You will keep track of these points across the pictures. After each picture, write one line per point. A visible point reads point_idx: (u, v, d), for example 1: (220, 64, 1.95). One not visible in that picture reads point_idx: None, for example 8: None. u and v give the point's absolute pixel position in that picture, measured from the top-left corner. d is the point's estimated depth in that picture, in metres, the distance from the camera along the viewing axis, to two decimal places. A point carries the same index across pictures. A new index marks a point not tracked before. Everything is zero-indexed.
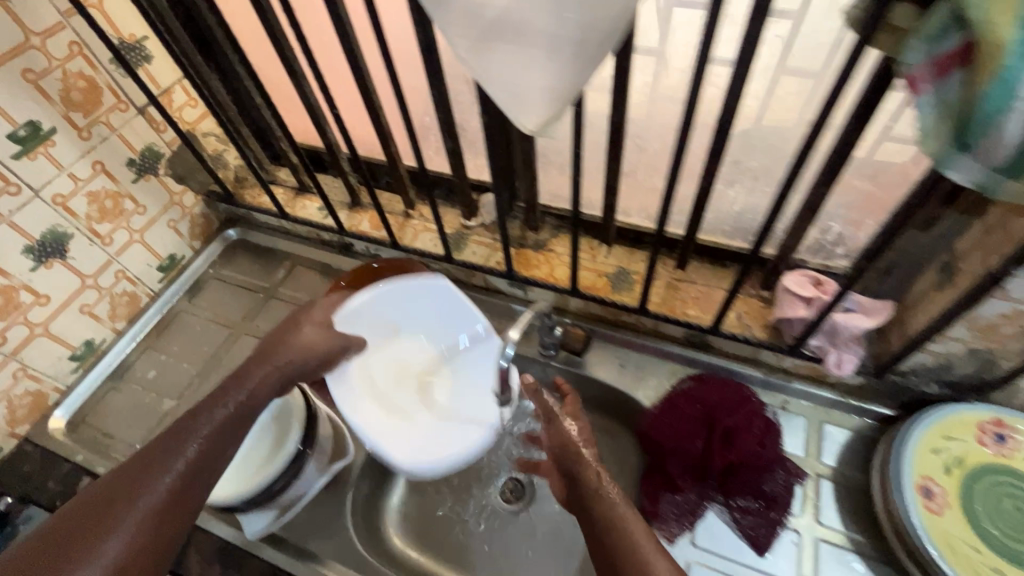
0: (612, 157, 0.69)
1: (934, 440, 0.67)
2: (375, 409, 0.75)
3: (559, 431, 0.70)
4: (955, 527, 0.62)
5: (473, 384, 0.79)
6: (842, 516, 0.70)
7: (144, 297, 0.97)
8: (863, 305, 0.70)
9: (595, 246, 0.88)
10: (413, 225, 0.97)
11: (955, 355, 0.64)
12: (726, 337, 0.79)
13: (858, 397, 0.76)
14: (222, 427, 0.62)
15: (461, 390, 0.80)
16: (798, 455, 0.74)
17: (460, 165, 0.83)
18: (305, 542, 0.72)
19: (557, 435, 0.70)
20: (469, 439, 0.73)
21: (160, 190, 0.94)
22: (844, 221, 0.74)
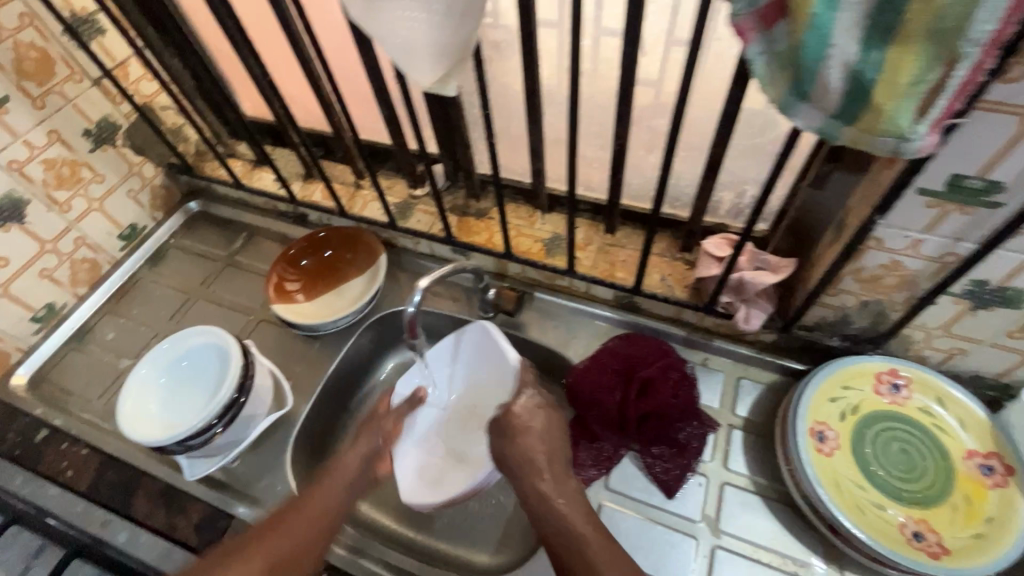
0: (532, 122, 0.72)
1: (833, 389, 0.71)
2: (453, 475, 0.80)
3: (514, 415, 0.68)
4: (843, 468, 0.67)
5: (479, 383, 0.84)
6: (748, 462, 0.74)
7: (106, 264, 1.02)
8: (771, 264, 0.74)
9: (532, 213, 0.92)
10: (363, 195, 1.01)
11: (849, 308, 0.68)
12: (649, 297, 0.82)
13: (772, 354, 0.80)
14: (349, 489, 0.68)
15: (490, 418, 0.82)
16: (712, 407, 0.79)
17: (399, 134, 0.87)
18: (246, 487, 0.77)
19: (512, 418, 0.68)
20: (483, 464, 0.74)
21: (118, 160, 0.98)
22: (757, 185, 0.77)
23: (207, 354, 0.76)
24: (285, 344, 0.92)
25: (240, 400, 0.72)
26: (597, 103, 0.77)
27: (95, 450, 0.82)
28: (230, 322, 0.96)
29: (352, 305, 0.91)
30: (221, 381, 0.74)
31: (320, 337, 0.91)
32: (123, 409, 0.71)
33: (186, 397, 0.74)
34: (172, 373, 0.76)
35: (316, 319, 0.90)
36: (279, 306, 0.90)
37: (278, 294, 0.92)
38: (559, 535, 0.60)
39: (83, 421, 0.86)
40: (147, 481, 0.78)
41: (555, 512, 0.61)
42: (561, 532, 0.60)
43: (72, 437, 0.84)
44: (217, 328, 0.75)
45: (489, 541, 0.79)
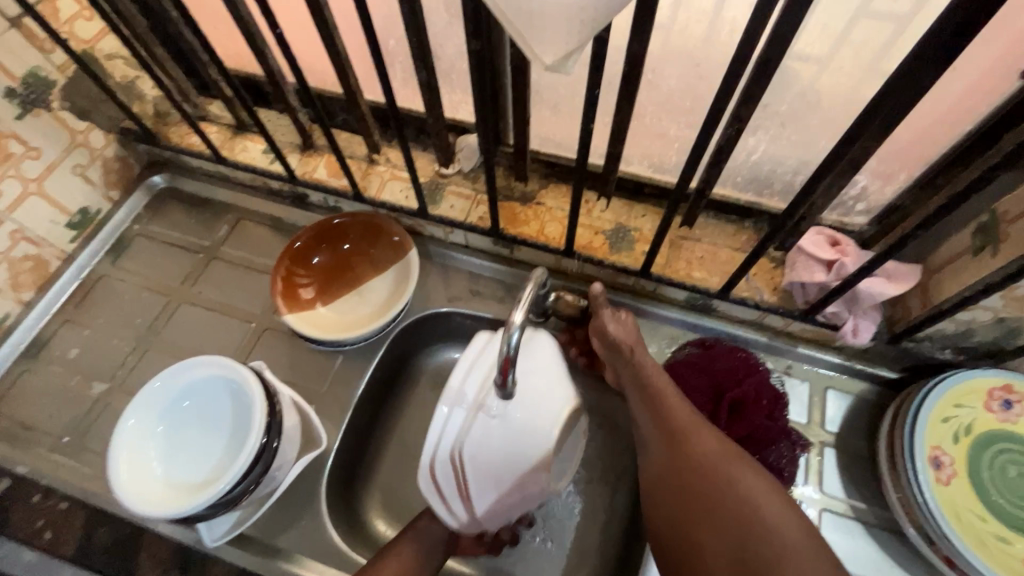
0: (624, 98, 0.57)
1: (945, 408, 0.64)
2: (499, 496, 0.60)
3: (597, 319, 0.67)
4: (963, 497, 0.61)
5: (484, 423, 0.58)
6: (844, 483, 0.68)
7: (55, 260, 0.81)
8: (887, 269, 0.65)
9: (590, 199, 0.79)
10: (379, 172, 0.83)
11: (979, 323, 0.61)
12: (733, 301, 0.72)
13: (864, 362, 0.72)
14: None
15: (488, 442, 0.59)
16: (801, 423, 0.71)
17: (436, 101, 0.69)
18: (272, 538, 0.65)
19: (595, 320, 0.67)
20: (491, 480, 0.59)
21: (56, 127, 0.76)
22: (873, 174, 0.65)
23: (216, 391, 0.61)
24: (299, 358, 0.78)
25: (270, 447, 0.58)
26: (697, 73, 0.62)
27: (78, 503, 0.67)
28: (226, 332, 0.80)
29: (380, 313, 0.76)
30: (244, 424, 0.60)
31: (343, 351, 0.77)
32: (118, 473, 0.56)
33: (198, 444, 0.60)
34: (172, 420, 0.61)
35: (338, 332, 0.75)
36: (292, 316, 0.74)
37: (286, 298, 0.75)
38: (691, 494, 0.54)
39: (55, 466, 0.70)
40: (153, 539, 0.64)
41: (685, 472, 0.55)
42: (698, 492, 0.53)
43: (45, 487, 0.68)
44: (225, 358, 0.60)
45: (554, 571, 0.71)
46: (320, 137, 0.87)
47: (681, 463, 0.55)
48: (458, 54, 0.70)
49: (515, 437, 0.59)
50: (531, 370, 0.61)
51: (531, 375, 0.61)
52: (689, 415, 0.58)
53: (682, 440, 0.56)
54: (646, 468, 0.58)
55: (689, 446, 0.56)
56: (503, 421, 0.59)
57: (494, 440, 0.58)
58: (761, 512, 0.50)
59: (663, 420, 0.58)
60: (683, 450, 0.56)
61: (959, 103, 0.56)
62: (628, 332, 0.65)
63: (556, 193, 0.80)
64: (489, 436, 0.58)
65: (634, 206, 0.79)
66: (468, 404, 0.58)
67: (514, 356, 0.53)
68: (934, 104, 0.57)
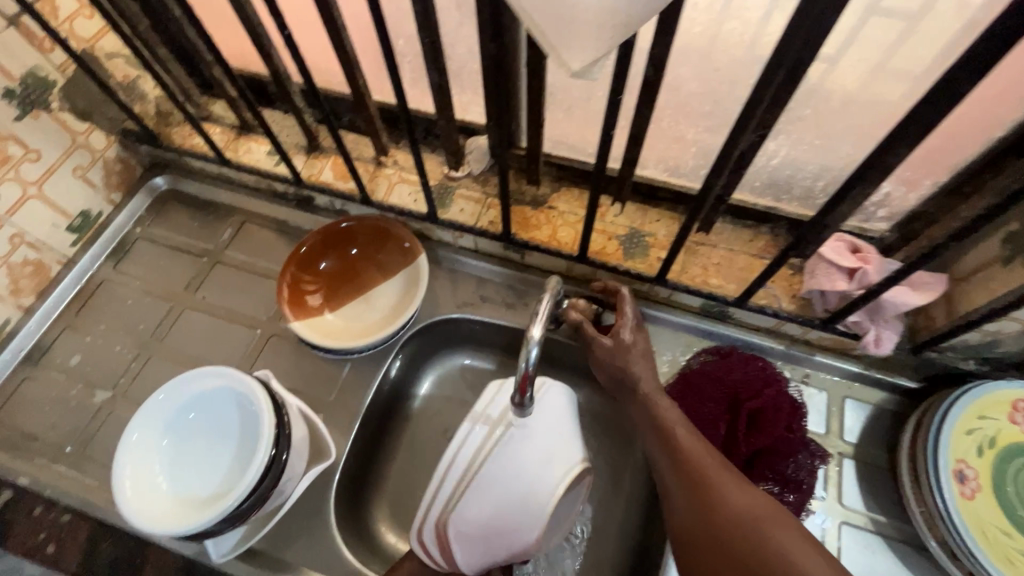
0: (644, 102, 0.55)
1: (969, 421, 0.63)
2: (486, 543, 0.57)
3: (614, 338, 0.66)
4: (987, 512, 0.60)
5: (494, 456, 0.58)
6: (864, 495, 0.67)
7: (55, 265, 0.80)
8: (911, 278, 0.64)
9: (604, 204, 0.77)
10: (386, 175, 0.81)
11: (1006, 333, 0.60)
12: (751, 309, 0.70)
13: (883, 371, 0.71)
14: None
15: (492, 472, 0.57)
16: (819, 433, 0.70)
17: (447, 103, 0.68)
18: (280, 552, 0.64)
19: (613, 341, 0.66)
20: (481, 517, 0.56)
21: (56, 129, 0.74)
22: (897, 180, 0.63)
23: (223, 403, 0.60)
24: (306, 365, 0.76)
25: (279, 461, 0.57)
26: (719, 75, 0.60)
27: (82, 514, 0.66)
28: (231, 338, 0.78)
29: (389, 320, 0.74)
30: (252, 437, 0.58)
31: (351, 358, 0.75)
32: (123, 490, 0.55)
33: (204, 459, 0.58)
34: (177, 433, 0.59)
35: (346, 340, 0.73)
36: (298, 323, 0.72)
37: (293, 305, 0.73)
38: (722, 550, 0.49)
39: (58, 476, 0.69)
40: (159, 552, 0.63)
41: (715, 525, 0.51)
42: (731, 549, 0.49)
43: (47, 499, 0.67)
44: (233, 370, 0.58)
45: None
46: (327, 139, 0.85)
47: (709, 517, 0.52)
48: (470, 54, 0.68)
49: (518, 485, 0.57)
50: (553, 420, 0.60)
51: (553, 424, 0.60)
52: (715, 463, 0.56)
53: (710, 492, 0.53)
54: (671, 522, 0.54)
55: (718, 500, 0.52)
56: (513, 464, 0.57)
57: (501, 482, 0.56)
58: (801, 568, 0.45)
59: (689, 470, 0.56)
60: (711, 502, 0.52)
61: (991, 108, 0.54)
62: (638, 359, 0.65)
63: (568, 197, 0.78)
64: (500, 477, 0.57)
65: (649, 210, 0.77)
66: (495, 424, 0.60)
67: (532, 372, 0.53)
68: (964, 109, 0.55)
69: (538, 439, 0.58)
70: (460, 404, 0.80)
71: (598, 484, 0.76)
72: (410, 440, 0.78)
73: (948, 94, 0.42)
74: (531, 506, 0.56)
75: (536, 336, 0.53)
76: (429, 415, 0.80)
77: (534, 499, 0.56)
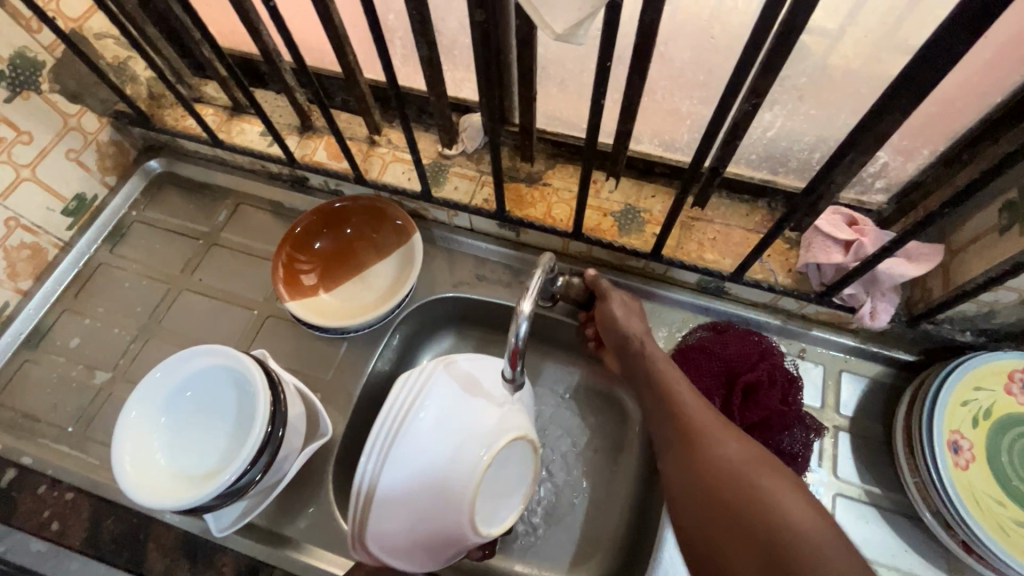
0: (635, 71, 0.54)
1: (964, 392, 0.62)
2: (409, 542, 0.54)
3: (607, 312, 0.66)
4: (980, 482, 0.60)
5: (398, 460, 0.52)
6: (859, 468, 0.67)
7: (52, 248, 0.80)
8: (908, 249, 0.63)
9: (599, 180, 0.76)
10: (380, 154, 0.81)
11: (1002, 304, 0.59)
12: (747, 284, 0.70)
13: (879, 344, 0.70)
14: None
15: (397, 474, 0.52)
16: (815, 407, 0.70)
17: (437, 78, 0.67)
18: (279, 527, 0.65)
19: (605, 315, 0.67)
20: (393, 521, 0.52)
21: (47, 111, 0.73)
22: (894, 150, 0.63)
23: (219, 380, 0.60)
24: (303, 345, 0.76)
25: (275, 436, 0.58)
26: (713, 44, 0.59)
27: (86, 492, 0.67)
28: (228, 319, 0.78)
29: (385, 299, 0.74)
30: (248, 413, 0.59)
31: (347, 337, 0.75)
32: (122, 465, 0.55)
33: (201, 436, 0.59)
34: (175, 410, 0.60)
35: (341, 319, 0.73)
36: (294, 303, 0.72)
37: (288, 285, 0.74)
38: (716, 501, 0.50)
39: (61, 457, 0.69)
40: (161, 529, 0.64)
41: (707, 476, 0.51)
42: (721, 498, 0.50)
43: (49, 478, 0.68)
44: (226, 348, 0.59)
45: (563, 557, 0.71)
46: (319, 119, 0.84)
47: (704, 469, 0.52)
48: (460, 28, 0.68)
49: (428, 477, 0.54)
50: (450, 408, 0.55)
51: (451, 413, 0.55)
52: (712, 417, 0.56)
53: (701, 445, 0.53)
54: (666, 477, 0.55)
55: (711, 453, 0.52)
56: (415, 467, 0.53)
57: (410, 486, 0.53)
58: (788, 522, 0.46)
59: (684, 424, 0.56)
60: (704, 454, 0.53)
61: (988, 72, 0.53)
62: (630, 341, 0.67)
63: (563, 173, 0.78)
64: (402, 483, 0.52)
65: (644, 185, 0.76)
66: (393, 421, 0.53)
67: (524, 346, 0.54)
68: (959, 76, 0.54)
69: (435, 431, 0.54)
70: None
71: (596, 459, 0.76)
72: None
73: (942, 53, 0.41)
74: (452, 496, 0.54)
75: (528, 307, 0.53)
76: None
77: (453, 491, 0.54)
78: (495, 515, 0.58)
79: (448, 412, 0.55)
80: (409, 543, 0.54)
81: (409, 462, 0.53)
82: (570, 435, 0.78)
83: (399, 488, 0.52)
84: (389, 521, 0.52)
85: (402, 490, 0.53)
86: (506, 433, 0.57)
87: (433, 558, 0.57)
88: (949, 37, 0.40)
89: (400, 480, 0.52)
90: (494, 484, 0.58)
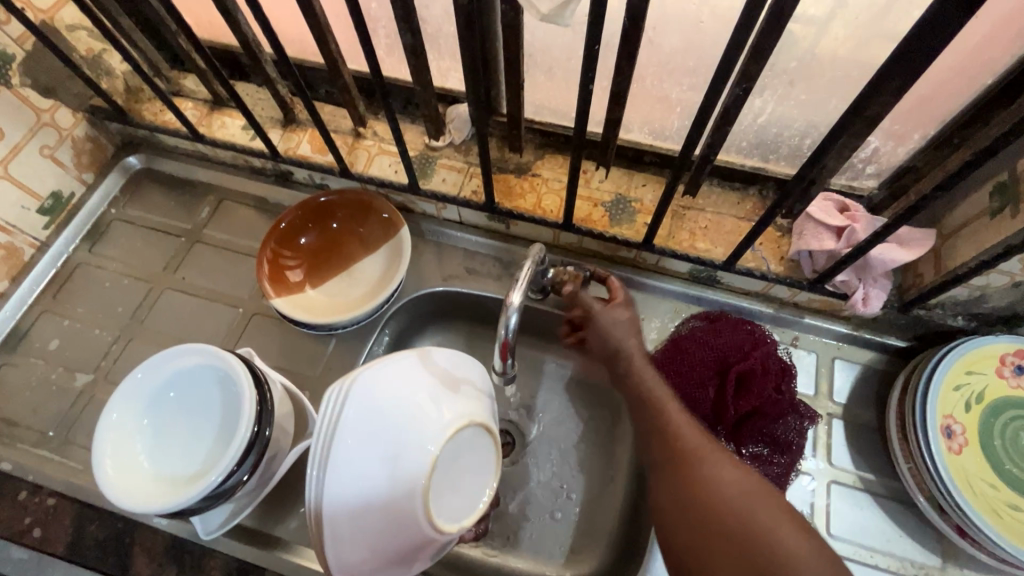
0: (624, 57, 0.53)
1: (957, 376, 0.62)
2: (376, 556, 0.51)
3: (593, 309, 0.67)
4: (974, 466, 0.60)
5: (337, 480, 0.48)
6: (853, 455, 0.67)
7: (28, 248, 0.78)
8: (900, 235, 0.63)
9: (589, 170, 0.75)
10: (365, 147, 0.79)
11: (994, 288, 0.59)
12: (739, 273, 0.69)
13: (871, 331, 0.70)
14: None
15: (339, 495, 0.48)
16: (808, 395, 0.70)
17: (422, 68, 0.65)
18: (269, 528, 0.63)
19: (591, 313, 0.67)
20: (351, 542, 0.49)
21: (18, 106, 0.71)
22: (885, 135, 0.62)
23: (202, 380, 0.59)
24: (291, 343, 0.75)
25: (261, 436, 0.56)
26: (702, 29, 0.58)
27: (68, 498, 0.65)
28: (213, 317, 0.77)
29: (373, 294, 0.73)
30: (233, 413, 0.58)
31: (335, 334, 0.74)
32: (103, 469, 0.54)
33: (183, 439, 0.58)
34: (157, 411, 0.58)
35: (329, 316, 0.71)
36: (279, 300, 0.71)
37: (273, 281, 0.72)
38: (706, 525, 0.50)
39: (41, 462, 0.68)
40: (147, 533, 0.63)
41: (696, 496, 0.52)
42: (711, 520, 0.50)
43: (30, 483, 0.66)
44: (208, 347, 0.57)
45: (560, 550, 0.71)
46: (303, 111, 0.82)
47: (691, 489, 0.52)
48: (445, 16, 0.66)
49: (375, 488, 0.50)
50: (377, 413, 0.51)
51: (382, 417, 0.51)
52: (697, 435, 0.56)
53: (692, 467, 0.53)
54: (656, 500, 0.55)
55: (701, 476, 0.53)
56: (357, 483, 0.49)
57: (359, 500, 0.49)
58: (778, 548, 0.47)
59: (674, 449, 0.55)
60: (693, 475, 0.53)
61: (979, 54, 0.53)
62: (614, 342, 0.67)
63: (552, 164, 0.76)
64: (349, 504, 0.49)
65: (634, 175, 0.75)
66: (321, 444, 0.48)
67: (513, 338, 0.54)
68: (949, 59, 0.54)
69: (367, 439, 0.50)
70: None
71: (590, 452, 0.76)
72: None
73: (935, 33, 0.40)
74: (405, 499, 0.52)
75: (518, 298, 0.52)
76: None
77: (403, 497, 0.51)
78: (459, 510, 0.56)
79: (376, 415, 0.51)
80: (377, 558, 0.51)
81: (351, 480, 0.49)
82: (564, 429, 0.77)
83: (345, 510, 0.48)
84: (348, 547, 0.49)
85: (349, 511, 0.49)
86: (448, 424, 0.54)
87: (411, 562, 0.54)
88: (942, 15, 0.39)
89: (344, 502, 0.48)
90: (449, 479, 0.56)
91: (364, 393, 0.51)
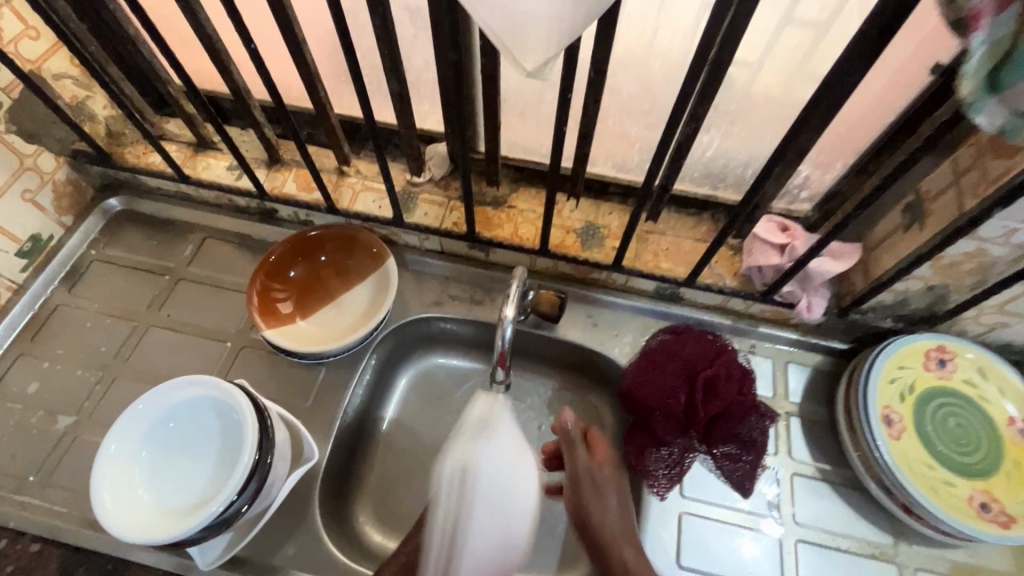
0: (591, 102, 0.61)
1: (891, 371, 0.71)
2: None
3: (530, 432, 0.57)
4: (912, 449, 0.68)
5: (484, 522, 0.57)
6: (811, 449, 0.74)
7: (5, 292, 0.77)
8: (833, 249, 0.72)
9: (560, 200, 0.82)
10: (349, 184, 0.84)
11: (914, 292, 0.69)
12: (700, 288, 0.77)
13: (817, 336, 0.79)
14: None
15: (483, 534, 0.57)
16: (768, 396, 0.77)
17: (407, 112, 0.71)
18: (265, 558, 0.64)
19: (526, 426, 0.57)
20: None
21: (3, 152, 0.72)
22: (814, 164, 0.72)
23: (201, 410, 0.60)
24: (280, 374, 0.77)
25: (263, 464, 0.58)
26: (655, 77, 0.67)
27: (57, 541, 0.64)
28: (199, 353, 0.78)
29: (362, 322, 0.76)
30: (233, 442, 0.59)
31: (325, 362, 0.76)
32: (102, 502, 0.54)
33: (182, 470, 0.59)
34: (155, 442, 0.59)
35: (321, 344, 0.74)
36: (271, 331, 0.73)
37: (264, 313, 0.75)
38: None
39: (22, 508, 0.66)
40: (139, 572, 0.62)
41: None
42: None
43: (12, 530, 0.65)
44: (209, 376, 0.59)
45: (549, 560, 0.74)
46: (288, 152, 0.86)
47: None
48: (427, 65, 0.73)
49: (506, 528, 0.58)
50: (505, 463, 0.60)
51: (506, 471, 0.60)
52: None
53: None
54: None
55: None
56: (499, 524, 0.58)
57: (500, 545, 0.57)
58: None
59: None
60: None
61: (882, 97, 0.63)
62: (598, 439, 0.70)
63: (526, 196, 0.83)
64: (491, 543, 0.57)
65: (601, 205, 0.83)
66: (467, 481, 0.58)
67: (508, 348, 0.60)
68: (859, 101, 0.64)
69: (501, 484, 0.59)
70: (434, 391, 0.84)
71: None
72: (387, 443, 0.80)
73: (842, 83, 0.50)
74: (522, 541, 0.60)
75: (510, 316, 0.58)
76: (404, 417, 0.82)
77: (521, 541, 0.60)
78: None
79: (503, 465, 0.60)
80: None
81: (491, 521, 0.57)
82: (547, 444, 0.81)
83: (490, 544, 0.56)
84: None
85: (489, 550, 0.56)
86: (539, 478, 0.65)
87: None
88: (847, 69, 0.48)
89: (486, 539, 0.56)
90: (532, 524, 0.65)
91: (486, 458, 0.59)
